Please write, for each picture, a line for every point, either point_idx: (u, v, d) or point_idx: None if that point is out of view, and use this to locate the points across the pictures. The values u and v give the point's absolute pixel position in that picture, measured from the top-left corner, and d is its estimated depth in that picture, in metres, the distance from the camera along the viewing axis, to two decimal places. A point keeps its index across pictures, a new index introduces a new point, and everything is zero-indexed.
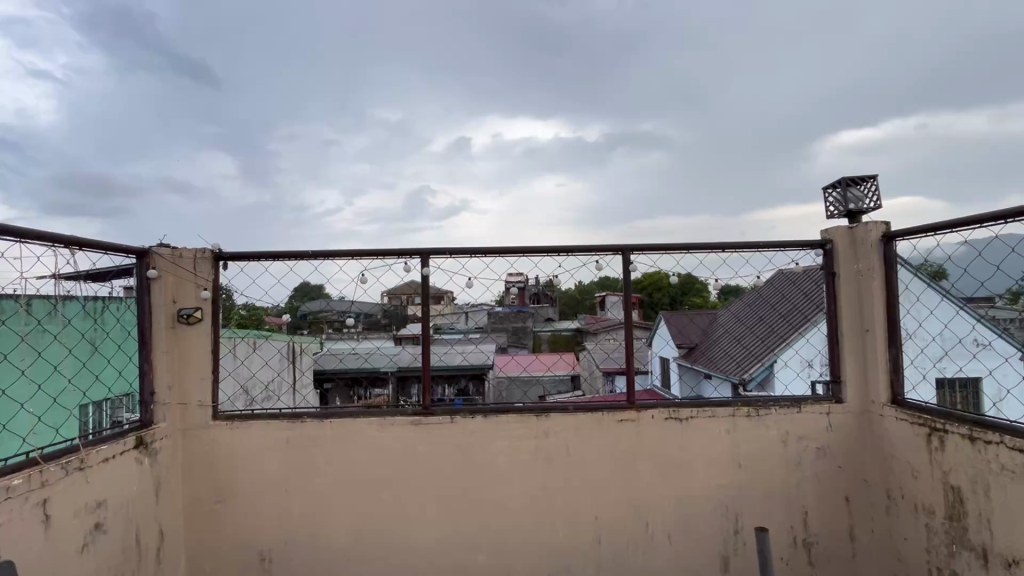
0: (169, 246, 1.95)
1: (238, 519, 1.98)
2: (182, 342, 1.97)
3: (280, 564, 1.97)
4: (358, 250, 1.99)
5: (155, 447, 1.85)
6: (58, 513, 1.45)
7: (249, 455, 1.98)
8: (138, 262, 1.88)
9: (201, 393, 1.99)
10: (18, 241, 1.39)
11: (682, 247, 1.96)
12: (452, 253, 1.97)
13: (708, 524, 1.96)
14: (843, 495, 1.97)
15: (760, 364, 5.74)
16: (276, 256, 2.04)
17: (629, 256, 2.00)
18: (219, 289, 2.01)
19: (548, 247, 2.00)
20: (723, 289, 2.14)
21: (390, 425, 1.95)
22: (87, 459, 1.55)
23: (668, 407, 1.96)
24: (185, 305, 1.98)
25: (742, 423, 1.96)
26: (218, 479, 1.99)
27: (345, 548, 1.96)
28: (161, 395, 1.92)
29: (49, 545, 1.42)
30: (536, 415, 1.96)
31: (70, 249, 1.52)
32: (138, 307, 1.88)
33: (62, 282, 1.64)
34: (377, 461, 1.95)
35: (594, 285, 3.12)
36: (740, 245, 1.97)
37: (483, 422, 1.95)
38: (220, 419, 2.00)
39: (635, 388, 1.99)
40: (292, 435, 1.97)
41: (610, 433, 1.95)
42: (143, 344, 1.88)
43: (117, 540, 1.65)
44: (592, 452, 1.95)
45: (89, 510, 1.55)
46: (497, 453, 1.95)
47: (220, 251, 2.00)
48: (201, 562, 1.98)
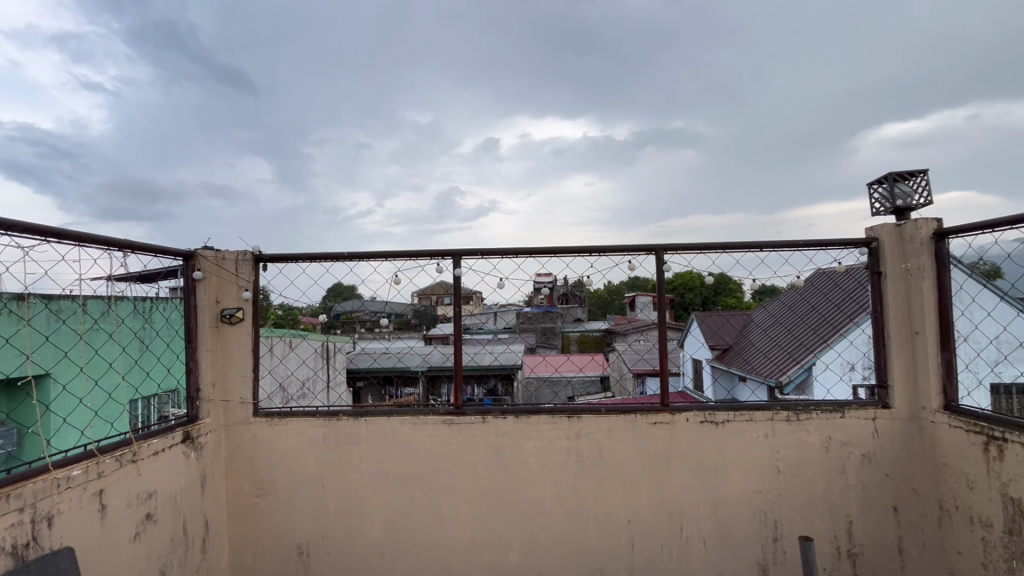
0: (213, 247, 2.04)
1: (278, 514, 2.04)
2: (225, 341, 2.05)
3: (316, 558, 2.02)
4: (392, 252, 2.03)
5: (200, 441, 1.93)
6: (113, 503, 1.53)
7: (288, 452, 2.04)
8: (184, 264, 1.97)
9: (243, 390, 2.06)
10: (77, 245, 1.47)
11: (717, 246, 1.92)
12: (483, 254, 1.98)
13: (746, 530, 1.91)
14: (891, 505, 1.89)
15: (797, 367, 5.59)
16: (313, 257, 2.10)
17: (662, 256, 1.97)
18: (259, 290, 2.08)
19: (580, 247, 1.99)
20: (760, 289, 2.08)
21: (422, 424, 1.98)
22: (139, 451, 1.63)
23: (703, 410, 1.92)
24: (228, 305, 2.05)
25: (781, 427, 1.90)
26: (258, 474, 2.05)
27: (380, 544, 1.99)
28: (206, 392, 2.01)
29: (105, 533, 1.50)
30: (567, 416, 1.95)
31: (122, 251, 1.60)
32: (184, 308, 1.96)
33: (115, 283, 1.72)
34: (409, 460, 1.98)
35: (625, 286, 3.08)
36: (778, 244, 1.91)
37: (514, 422, 1.96)
38: (260, 415, 2.07)
39: (669, 390, 1.95)
40: (329, 432, 2.02)
41: (643, 436, 1.92)
42: (189, 342, 1.96)
43: (166, 530, 1.72)
44: (625, 455, 1.93)
45: (141, 500, 1.63)
46: (528, 453, 1.95)
47: (260, 252, 2.06)
48: (243, 554, 2.05)
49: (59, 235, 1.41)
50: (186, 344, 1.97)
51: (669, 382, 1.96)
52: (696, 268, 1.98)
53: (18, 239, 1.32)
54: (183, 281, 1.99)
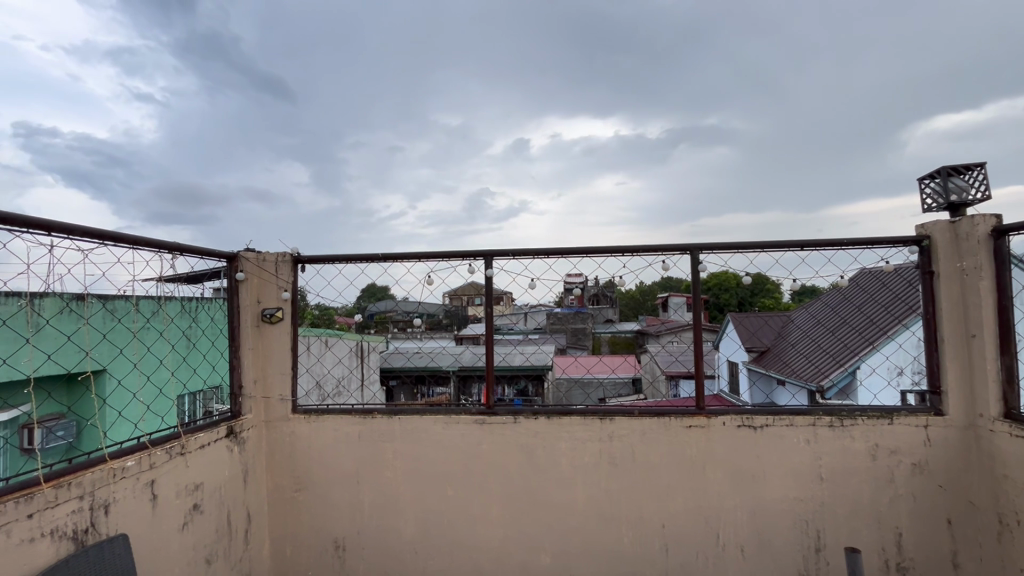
0: (255, 249, 2.12)
1: (315, 508, 2.10)
2: (266, 339, 2.12)
3: (352, 552, 2.07)
4: (425, 253, 2.06)
5: (242, 437, 2.01)
6: (163, 493, 1.60)
7: (325, 449, 2.10)
8: (228, 265, 2.05)
9: (283, 387, 2.13)
10: (131, 248, 1.56)
11: (756, 246, 1.86)
12: (515, 254, 1.99)
13: (786, 539, 1.84)
14: (944, 517, 1.79)
15: (840, 370, 5.36)
16: (349, 259, 2.15)
17: (698, 255, 1.92)
18: (298, 290, 2.14)
19: (612, 247, 1.97)
20: (801, 289, 2.00)
21: (454, 423, 2.00)
22: (187, 444, 1.71)
23: (741, 414, 1.86)
24: (268, 305, 2.12)
25: (824, 433, 1.83)
26: (297, 470, 2.12)
27: (413, 540, 2.02)
28: (248, 389, 2.09)
29: (156, 521, 1.57)
30: (599, 418, 1.93)
31: (172, 254, 1.68)
32: (229, 307, 2.05)
33: (164, 284, 1.81)
34: (441, 458, 2.00)
35: (657, 286, 3.02)
36: (821, 243, 1.83)
37: (546, 423, 1.95)
38: (298, 412, 2.13)
39: (704, 393, 1.91)
40: (364, 430, 2.06)
41: (678, 439, 1.88)
42: (233, 340, 2.04)
43: (212, 520, 1.80)
44: (659, 459, 1.89)
45: (189, 491, 1.71)
46: (560, 455, 1.94)
47: (299, 254, 2.12)
48: (283, 546, 2.12)
49: (114, 238, 1.49)
50: (229, 342, 2.05)
51: (705, 385, 1.91)
52: (733, 268, 1.92)
53: (79, 242, 1.40)
54: (227, 282, 2.07)
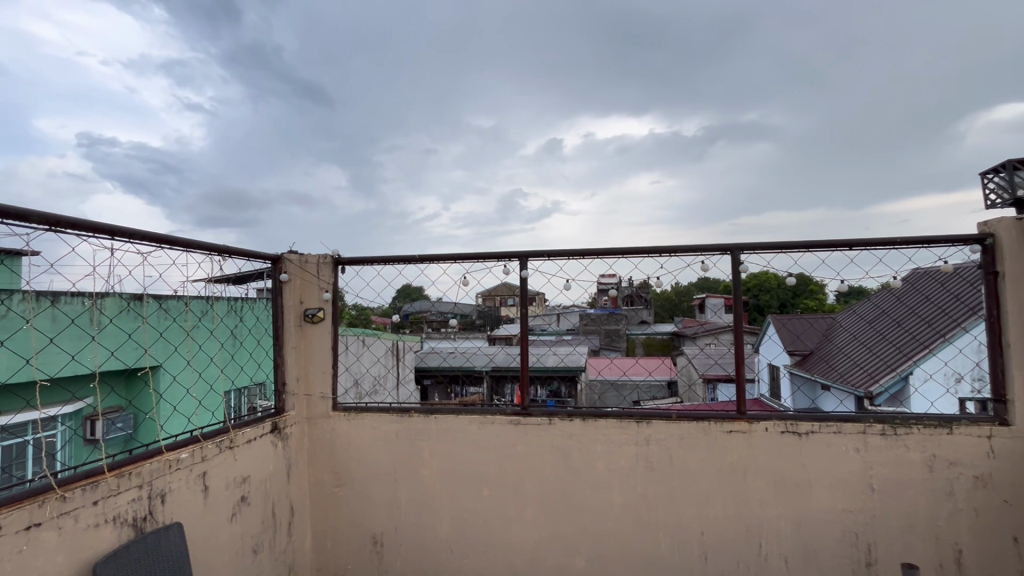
0: (298, 251, 2.19)
1: (354, 503, 2.15)
2: (308, 339, 2.19)
3: (389, 548, 2.11)
4: (460, 254, 2.08)
5: (286, 432, 2.08)
6: (214, 485, 1.68)
7: (364, 446, 2.15)
8: (273, 267, 2.13)
9: (324, 385, 2.19)
10: (184, 251, 1.64)
11: (800, 246, 1.79)
12: (550, 255, 1.99)
13: (835, 551, 1.77)
14: (1010, 535, 1.67)
15: (891, 376, 5.11)
16: (387, 260, 2.19)
17: (738, 255, 1.87)
18: (339, 291, 2.20)
19: (649, 247, 1.94)
20: (848, 291, 1.92)
21: (490, 423, 2.01)
22: (235, 439, 1.78)
23: (784, 420, 1.80)
24: (310, 306, 2.19)
25: (875, 442, 1.74)
26: (337, 466, 2.18)
27: (449, 539, 2.05)
28: (291, 386, 2.16)
29: (208, 511, 1.65)
30: (636, 421, 1.90)
31: (221, 256, 1.76)
32: (274, 307, 2.13)
33: (214, 284, 1.89)
34: (477, 458, 2.02)
35: (694, 287, 2.95)
36: (871, 242, 1.75)
37: (581, 425, 1.93)
38: (338, 410, 2.19)
39: (746, 397, 1.85)
40: (402, 428, 2.10)
41: (718, 444, 1.84)
42: (277, 339, 2.12)
43: (258, 512, 1.87)
44: (698, 464, 1.85)
45: (237, 483, 1.78)
46: (595, 457, 1.92)
47: (339, 256, 2.18)
48: (324, 539, 2.19)
49: (169, 240, 1.58)
50: (274, 341, 2.13)
51: (746, 389, 1.85)
52: (776, 269, 1.86)
53: (138, 245, 1.49)
54: (272, 283, 2.15)
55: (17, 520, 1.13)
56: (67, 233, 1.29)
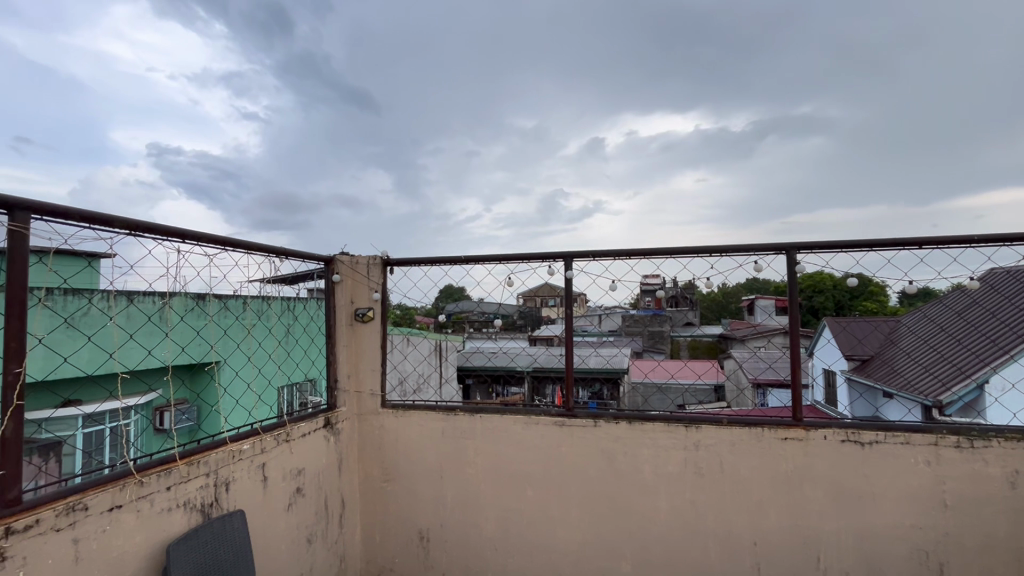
0: (349, 253, 2.26)
1: (401, 497, 2.21)
2: (358, 337, 2.26)
3: (435, 543, 2.15)
4: (505, 255, 2.10)
5: (338, 427, 2.16)
6: (272, 476, 1.76)
7: (411, 442, 2.20)
8: (326, 268, 2.21)
9: (373, 382, 2.26)
10: (244, 253, 1.73)
11: (863, 245, 1.70)
12: (595, 256, 1.97)
13: (902, 570, 1.66)
14: None
15: (965, 384, 4.75)
16: (433, 261, 2.24)
17: (794, 255, 1.79)
18: (388, 291, 2.26)
19: (698, 247, 1.88)
20: (915, 292, 1.80)
21: (534, 423, 2.01)
22: (291, 432, 1.86)
23: (845, 428, 1.71)
24: (361, 305, 2.26)
25: (948, 455, 1.62)
26: (386, 462, 2.24)
27: (494, 537, 2.06)
28: (342, 383, 2.24)
29: (267, 499, 1.74)
30: (685, 425, 1.85)
31: (277, 257, 1.85)
32: (327, 306, 2.21)
33: (272, 284, 1.99)
34: (522, 458, 2.03)
35: (743, 288, 2.85)
36: (944, 240, 1.63)
37: (627, 428, 1.90)
38: (387, 407, 2.25)
39: (803, 403, 1.77)
40: (448, 426, 2.14)
41: (771, 452, 1.76)
42: (330, 337, 2.20)
43: (312, 503, 1.96)
44: (750, 472, 1.79)
45: (292, 475, 1.86)
46: (642, 461, 1.89)
47: (388, 257, 2.24)
48: (374, 532, 2.26)
49: (232, 243, 1.68)
50: (327, 339, 2.21)
51: (803, 394, 1.77)
52: (835, 269, 1.77)
53: (205, 248, 1.59)
54: (325, 283, 2.23)
55: (102, 501, 1.22)
56: (145, 236, 1.40)
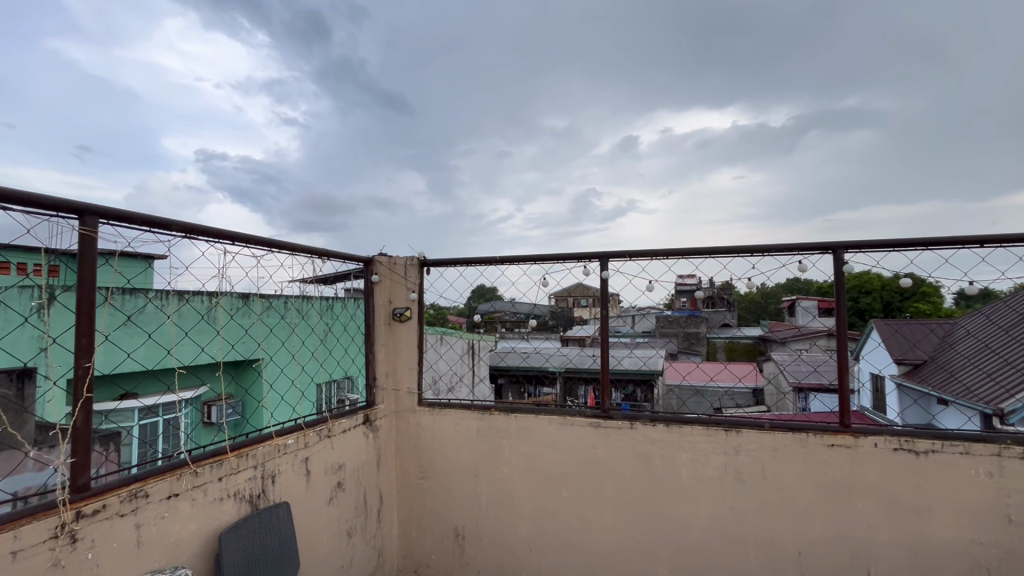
0: (387, 254, 2.31)
1: (437, 494, 2.24)
2: (396, 337, 2.31)
3: (471, 541, 2.17)
4: (541, 255, 2.10)
5: (376, 424, 2.21)
6: (315, 470, 1.82)
7: (447, 441, 2.23)
8: (365, 268, 2.27)
9: (411, 381, 2.31)
10: (289, 254, 1.80)
11: (917, 243, 1.61)
12: (632, 256, 1.95)
13: None
14: None
15: None
16: (468, 261, 2.26)
17: (842, 255, 1.72)
18: (424, 292, 2.30)
19: (739, 247, 1.84)
20: (973, 294, 1.70)
21: (569, 424, 2.01)
22: (332, 428, 1.92)
23: (897, 436, 1.63)
24: (398, 305, 2.31)
25: (1012, 467, 1.53)
26: (422, 459, 2.28)
27: (528, 537, 2.07)
28: (380, 381, 2.29)
29: (310, 492, 1.80)
30: (724, 429, 1.81)
31: (319, 258, 1.91)
32: (366, 306, 2.26)
33: (314, 284, 2.05)
34: (557, 459, 2.02)
35: (783, 288, 2.76)
36: (1009, 239, 1.53)
37: (665, 431, 1.87)
38: (423, 405, 2.29)
39: (851, 409, 1.70)
40: (483, 426, 2.16)
41: (817, 458, 1.70)
42: (369, 336, 2.26)
43: (352, 497, 2.01)
44: (794, 479, 1.73)
45: (334, 470, 1.92)
46: (680, 465, 1.85)
47: (424, 257, 2.28)
48: (410, 527, 2.30)
49: (278, 244, 1.75)
50: (366, 338, 2.27)
51: (852, 399, 1.70)
52: (887, 269, 1.69)
53: (253, 249, 1.66)
54: (364, 283, 2.29)
55: (161, 489, 1.29)
56: (199, 239, 1.48)
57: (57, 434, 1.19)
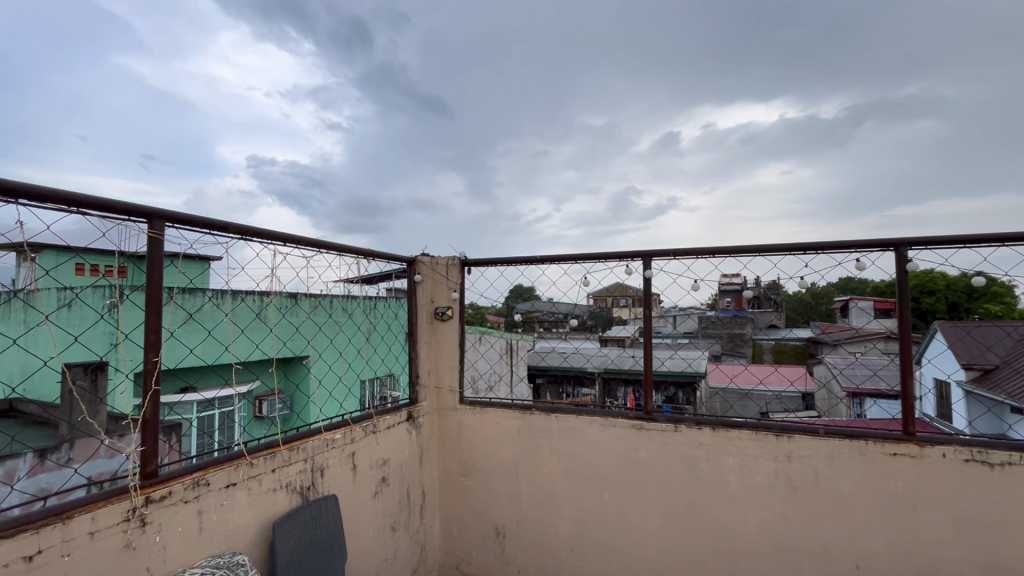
0: (430, 253, 2.35)
1: (480, 493, 2.26)
2: (438, 336, 2.34)
3: (512, 541, 2.17)
4: (582, 255, 2.08)
5: (419, 421, 2.26)
6: (360, 464, 1.87)
7: (488, 439, 2.25)
8: (408, 268, 2.31)
9: (452, 379, 2.33)
10: (335, 254, 1.85)
11: (992, 239, 1.50)
12: (676, 255, 1.90)
13: None
14: None
15: None
16: (509, 261, 2.27)
17: (904, 252, 1.62)
18: (465, 291, 2.32)
19: (791, 244, 1.76)
20: None
21: (612, 425, 1.98)
22: (377, 424, 1.97)
23: (968, 446, 1.52)
24: (440, 304, 2.34)
25: None
26: (464, 456, 2.30)
27: (570, 538, 2.05)
28: (423, 379, 2.33)
29: (356, 486, 1.85)
30: (775, 435, 1.74)
31: (364, 259, 1.96)
32: (409, 305, 2.31)
33: (358, 284, 2.10)
34: (599, 460, 2.00)
35: (835, 288, 2.62)
36: None
37: (712, 435, 1.82)
38: (465, 403, 2.32)
39: (915, 416, 1.59)
40: (524, 425, 2.16)
41: (877, 467, 1.61)
42: (412, 334, 2.30)
43: (396, 492, 2.06)
44: (851, 488, 1.64)
45: (379, 465, 1.97)
46: (727, 470, 1.79)
47: (465, 257, 2.30)
48: (452, 524, 2.33)
49: (326, 245, 1.80)
50: (409, 336, 2.31)
51: (917, 406, 1.60)
52: (956, 266, 1.57)
53: (303, 250, 1.72)
54: (406, 283, 2.33)
55: (220, 478, 1.36)
56: (254, 240, 1.55)
57: (128, 424, 1.26)
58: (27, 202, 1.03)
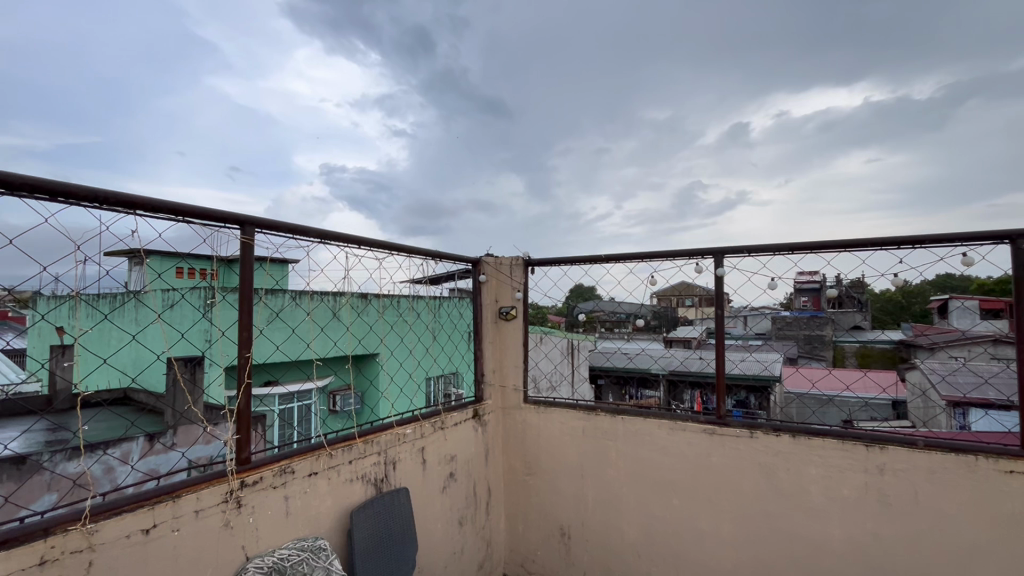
0: (494, 254, 2.37)
1: (545, 493, 2.25)
2: (502, 335, 2.36)
3: (577, 542, 2.16)
4: (648, 253, 2.02)
5: (485, 418, 2.29)
6: (429, 458, 1.93)
7: (553, 439, 2.24)
8: (473, 268, 2.35)
9: (516, 379, 2.35)
10: (405, 255, 1.92)
11: None
12: (751, 251, 1.80)
13: None
14: None
15: None
16: (573, 261, 2.25)
17: (1022, 245, 1.44)
18: (529, 291, 2.33)
19: (884, 239, 1.61)
20: None
21: (680, 429, 1.91)
22: (445, 421, 2.02)
23: None
24: (504, 304, 2.36)
25: None
26: (528, 455, 2.31)
27: (636, 542, 2.01)
28: (488, 378, 2.36)
29: (425, 479, 1.91)
30: (865, 446, 1.60)
31: (431, 260, 2.02)
32: (474, 305, 2.35)
33: (425, 284, 2.17)
34: (667, 464, 1.94)
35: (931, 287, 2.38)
36: None
37: (792, 443, 1.71)
38: (530, 402, 2.33)
39: None
40: (590, 426, 2.13)
41: (989, 486, 1.44)
42: (478, 333, 2.34)
43: (463, 488, 2.10)
44: (957, 508, 1.48)
45: (446, 460, 2.02)
46: (810, 481, 1.68)
47: (529, 257, 2.31)
48: (517, 522, 2.35)
49: (396, 247, 1.88)
50: (474, 335, 2.35)
51: None
52: None
53: (375, 253, 1.80)
54: (472, 283, 2.37)
55: (304, 467, 1.45)
56: (332, 244, 1.64)
57: (224, 414, 1.38)
58: (143, 213, 1.15)
